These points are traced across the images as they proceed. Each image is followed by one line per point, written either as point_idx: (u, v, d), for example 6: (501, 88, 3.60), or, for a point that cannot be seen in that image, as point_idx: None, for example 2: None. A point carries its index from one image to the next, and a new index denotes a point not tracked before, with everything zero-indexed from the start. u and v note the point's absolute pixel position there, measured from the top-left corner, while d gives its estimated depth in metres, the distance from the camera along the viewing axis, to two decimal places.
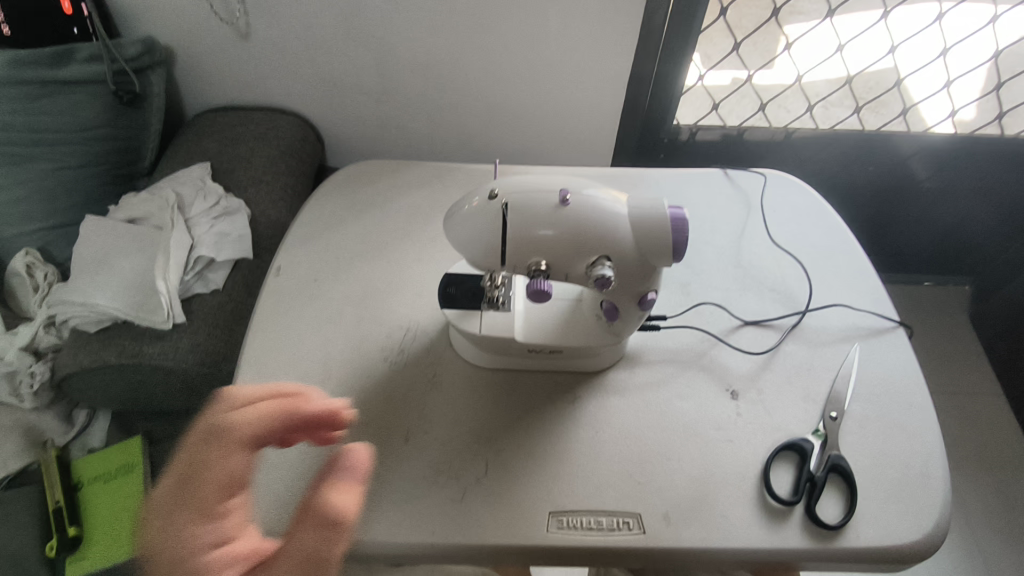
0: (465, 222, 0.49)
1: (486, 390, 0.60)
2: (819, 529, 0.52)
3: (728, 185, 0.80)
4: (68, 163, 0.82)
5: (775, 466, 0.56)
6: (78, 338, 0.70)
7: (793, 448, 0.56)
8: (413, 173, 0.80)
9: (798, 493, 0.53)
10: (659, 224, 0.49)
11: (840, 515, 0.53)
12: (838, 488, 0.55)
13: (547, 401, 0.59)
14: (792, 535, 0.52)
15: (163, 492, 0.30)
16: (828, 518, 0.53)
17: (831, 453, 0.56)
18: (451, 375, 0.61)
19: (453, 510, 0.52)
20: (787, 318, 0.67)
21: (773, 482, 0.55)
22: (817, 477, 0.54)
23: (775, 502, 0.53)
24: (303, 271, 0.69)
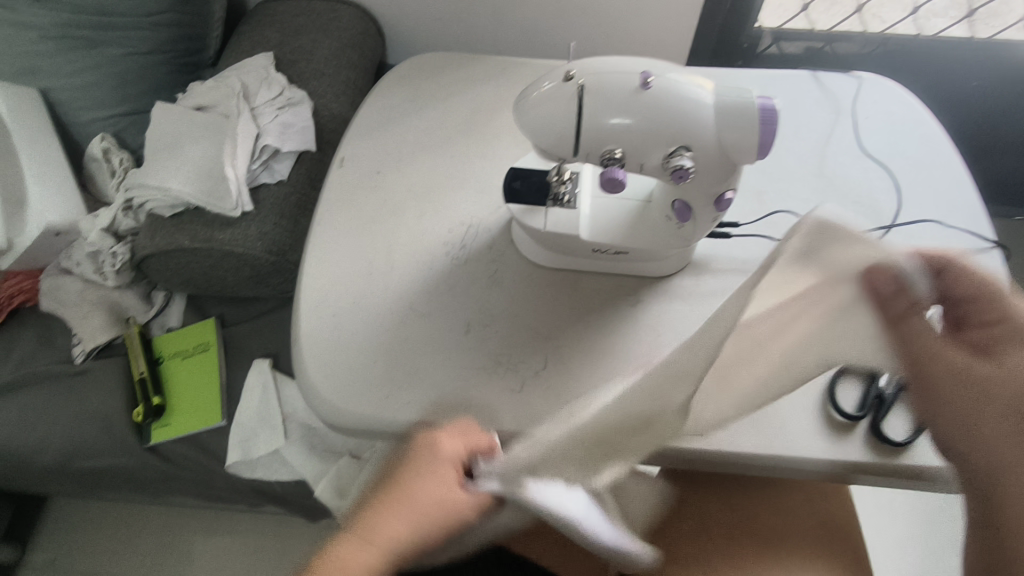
0: (538, 105, 0.46)
1: (546, 288, 0.59)
2: (882, 444, 0.51)
3: (818, 88, 0.74)
4: (137, 48, 0.83)
5: (841, 382, 0.54)
6: (155, 221, 0.72)
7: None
8: (478, 67, 0.76)
9: (864, 408, 0.52)
10: (747, 112, 0.45)
11: (908, 432, 0.51)
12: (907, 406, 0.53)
13: (607, 304, 0.58)
14: (853, 448, 0.50)
15: (346, 545, 0.43)
16: (894, 435, 0.51)
17: None
18: (511, 272, 0.60)
19: (511, 399, 0.53)
20: (870, 233, 0.63)
21: (839, 396, 0.53)
22: (886, 395, 0.52)
23: (839, 416, 0.52)
24: (366, 163, 0.68)
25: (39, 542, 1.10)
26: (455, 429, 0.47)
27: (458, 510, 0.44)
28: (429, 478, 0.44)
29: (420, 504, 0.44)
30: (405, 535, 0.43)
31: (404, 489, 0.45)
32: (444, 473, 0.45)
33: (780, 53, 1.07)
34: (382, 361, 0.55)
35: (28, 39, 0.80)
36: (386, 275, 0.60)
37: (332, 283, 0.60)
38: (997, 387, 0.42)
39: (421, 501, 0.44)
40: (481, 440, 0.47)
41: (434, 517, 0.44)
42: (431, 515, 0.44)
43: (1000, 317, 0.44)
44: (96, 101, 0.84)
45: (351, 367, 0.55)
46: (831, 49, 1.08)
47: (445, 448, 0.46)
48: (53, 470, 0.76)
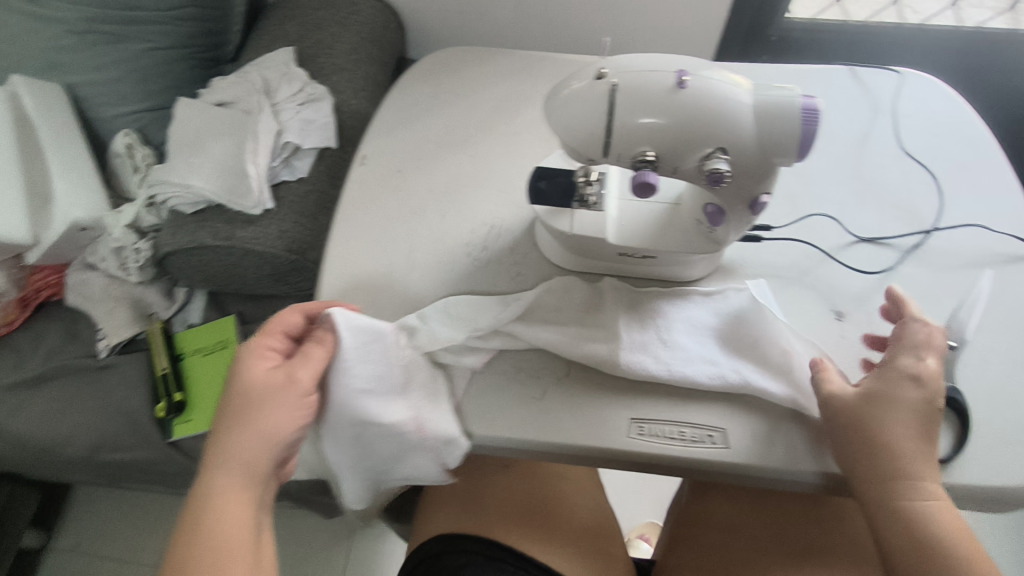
0: (568, 104, 0.44)
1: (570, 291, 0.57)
2: None
3: (854, 84, 0.71)
4: (159, 43, 0.82)
5: None
6: (177, 218, 0.72)
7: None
8: (500, 62, 0.75)
9: None
10: (787, 113, 0.43)
11: (949, 449, 0.49)
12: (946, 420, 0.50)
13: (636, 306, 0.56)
14: None
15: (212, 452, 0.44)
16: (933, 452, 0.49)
17: (945, 385, 0.51)
18: (535, 275, 0.59)
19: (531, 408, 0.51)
20: (909, 238, 0.60)
21: None
22: None
23: None
24: (388, 161, 0.67)
25: (64, 530, 1.12)
26: (270, 329, 0.47)
27: (303, 379, 0.45)
28: (250, 367, 0.45)
29: (249, 394, 0.44)
30: (280, 427, 0.44)
31: (236, 399, 0.44)
32: (252, 360, 0.46)
33: (813, 47, 1.03)
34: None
35: (52, 34, 0.80)
36: (406, 276, 0.59)
37: (352, 284, 0.59)
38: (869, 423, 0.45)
39: (261, 394, 0.44)
40: (292, 319, 0.48)
41: (276, 396, 0.44)
42: (277, 387, 0.44)
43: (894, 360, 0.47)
44: (120, 96, 0.84)
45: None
46: (867, 41, 1.03)
47: (263, 346, 0.46)
48: (76, 463, 0.77)
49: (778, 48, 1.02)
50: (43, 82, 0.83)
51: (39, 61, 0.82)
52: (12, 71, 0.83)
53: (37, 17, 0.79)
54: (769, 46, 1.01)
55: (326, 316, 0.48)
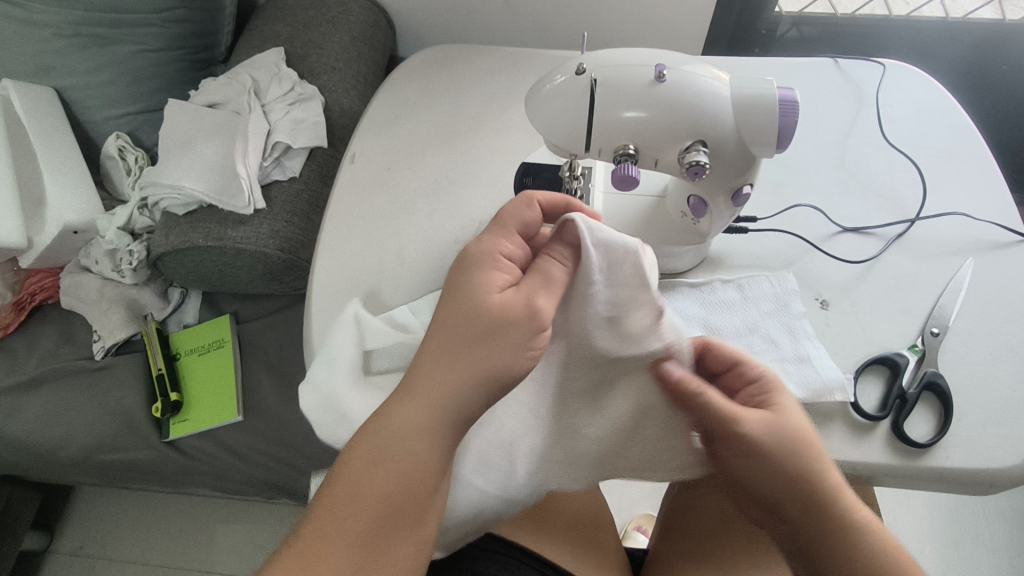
0: (550, 100, 0.45)
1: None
2: (905, 446, 0.49)
3: (839, 76, 0.71)
4: (149, 45, 0.82)
5: (861, 381, 0.53)
6: (169, 219, 0.73)
7: (883, 362, 0.53)
8: (489, 59, 0.75)
9: (886, 408, 0.50)
10: (766, 105, 0.43)
11: (931, 434, 0.50)
12: (929, 406, 0.51)
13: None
14: (874, 450, 0.49)
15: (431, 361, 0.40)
16: (916, 437, 0.50)
17: (928, 371, 0.52)
18: None
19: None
20: (894, 227, 0.61)
21: (859, 396, 0.51)
22: (909, 394, 0.50)
23: (860, 416, 0.50)
24: (377, 159, 0.68)
25: (65, 530, 1.13)
26: (469, 252, 0.44)
27: (549, 301, 0.42)
28: (484, 280, 0.42)
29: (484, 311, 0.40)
30: (454, 354, 0.39)
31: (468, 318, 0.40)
32: (466, 284, 0.41)
33: (801, 39, 1.04)
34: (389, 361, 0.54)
35: (42, 38, 0.80)
36: (396, 273, 0.60)
37: (342, 282, 0.59)
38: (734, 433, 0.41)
39: (461, 317, 0.40)
40: (530, 216, 0.46)
41: (504, 323, 0.40)
42: (504, 313, 0.40)
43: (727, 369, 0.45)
44: (111, 99, 0.85)
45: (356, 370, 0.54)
46: (855, 33, 1.04)
47: (494, 280, 0.42)
48: (74, 464, 0.78)
49: (766, 41, 1.03)
50: (34, 86, 0.83)
51: (30, 65, 0.83)
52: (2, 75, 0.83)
53: (26, 21, 0.79)
54: (757, 39, 1.02)
55: (564, 227, 0.44)
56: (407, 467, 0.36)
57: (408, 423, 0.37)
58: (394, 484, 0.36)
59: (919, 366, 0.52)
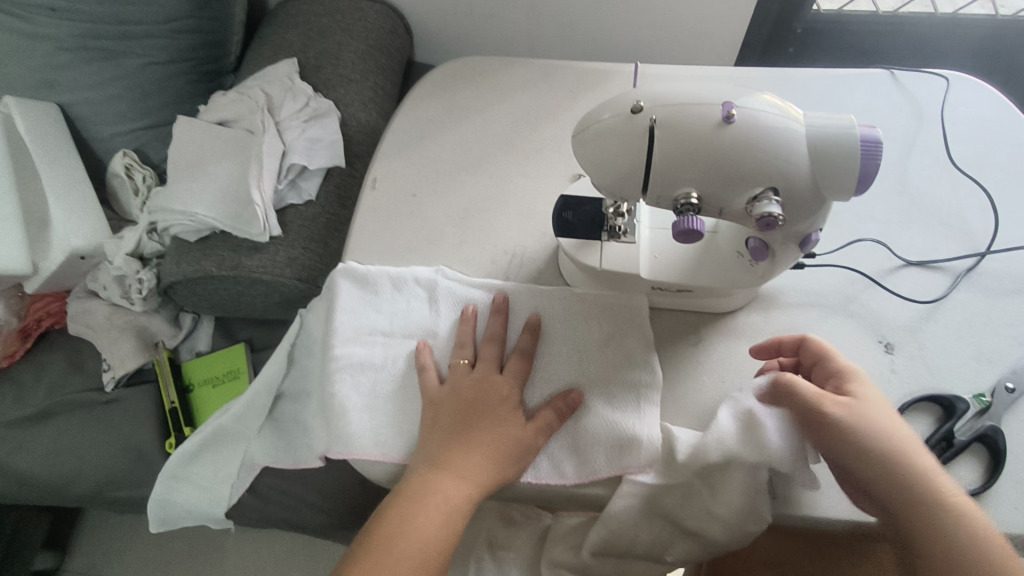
0: (601, 141, 0.40)
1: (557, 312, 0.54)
2: None
3: (896, 89, 0.66)
4: (157, 58, 0.78)
5: (910, 418, 0.49)
6: (180, 246, 0.69)
7: (937, 401, 0.49)
8: (517, 72, 0.70)
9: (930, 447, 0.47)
10: (845, 145, 0.39)
11: (974, 486, 0.46)
12: (978, 457, 0.47)
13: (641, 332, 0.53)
14: None
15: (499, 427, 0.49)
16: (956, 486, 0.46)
17: (987, 423, 0.48)
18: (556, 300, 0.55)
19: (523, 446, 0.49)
20: (961, 260, 0.56)
21: None
22: (957, 439, 0.47)
23: None
24: (401, 183, 0.63)
25: (77, 548, 1.11)
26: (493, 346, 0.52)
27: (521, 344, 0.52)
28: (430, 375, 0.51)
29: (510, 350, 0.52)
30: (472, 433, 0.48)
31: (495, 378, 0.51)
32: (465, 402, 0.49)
33: (840, 40, 0.98)
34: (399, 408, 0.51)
35: (42, 50, 0.76)
36: (424, 310, 0.55)
37: (365, 321, 0.55)
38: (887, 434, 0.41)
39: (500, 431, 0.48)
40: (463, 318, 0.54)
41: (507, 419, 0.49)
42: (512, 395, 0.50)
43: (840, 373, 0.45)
44: (117, 114, 0.80)
45: (365, 421, 0.51)
46: (898, 33, 0.98)
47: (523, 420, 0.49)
48: (86, 501, 0.74)
49: (803, 40, 0.98)
50: (36, 102, 0.79)
51: (31, 79, 0.78)
52: (5, 91, 0.79)
53: (27, 34, 0.75)
54: (792, 39, 0.97)
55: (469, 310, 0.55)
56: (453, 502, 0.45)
57: (452, 493, 0.45)
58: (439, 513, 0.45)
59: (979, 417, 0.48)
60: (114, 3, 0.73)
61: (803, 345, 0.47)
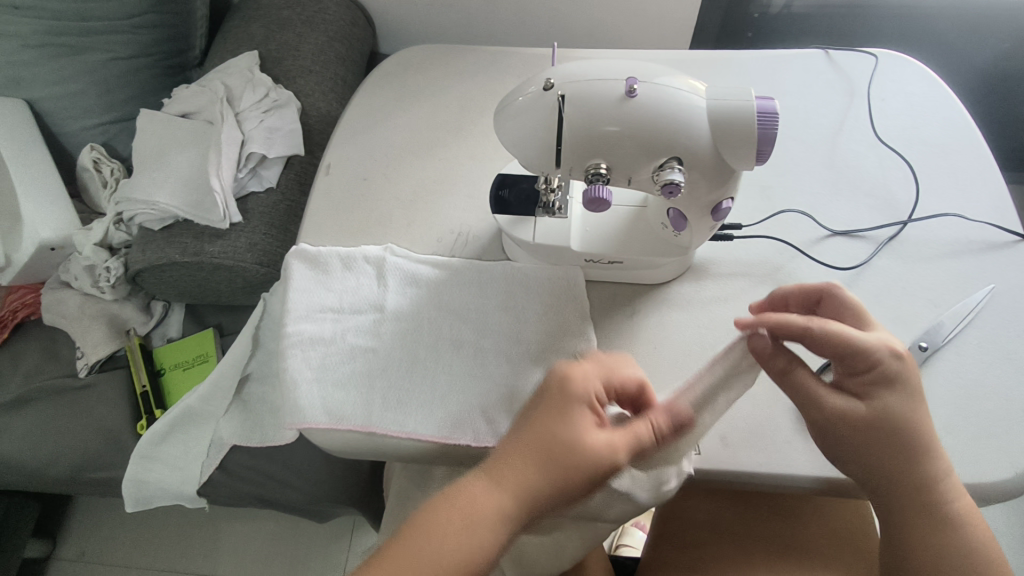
0: (518, 117, 0.43)
1: (497, 287, 0.57)
2: None
3: (830, 68, 0.69)
4: (121, 53, 0.80)
5: None
6: (145, 234, 0.71)
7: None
8: (467, 59, 0.73)
9: None
10: (743, 115, 0.41)
11: None
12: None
13: (579, 302, 0.56)
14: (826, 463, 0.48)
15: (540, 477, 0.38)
16: None
17: None
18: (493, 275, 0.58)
19: (470, 413, 0.52)
20: (884, 229, 0.59)
21: None
22: None
23: None
24: (352, 168, 0.66)
25: (66, 537, 1.14)
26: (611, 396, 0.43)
27: (594, 371, 0.43)
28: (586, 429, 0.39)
29: (579, 393, 0.41)
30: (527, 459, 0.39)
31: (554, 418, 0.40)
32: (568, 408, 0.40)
33: (796, 24, 1.01)
34: (346, 379, 0.54)
35: (10, 48, 0.78)
36: (372, 287, 0.58)
37: (315, 300, 0.58)
38: (887, 426, 0.40)
39: (552, 436, 0.39)
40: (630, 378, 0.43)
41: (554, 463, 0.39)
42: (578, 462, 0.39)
43: (868, 360, 0.40)
44: (85, 110, 0.83)
45: (314, 392, 0.53)
46: (850, 17, 1.01)
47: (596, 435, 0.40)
48: (64, 483, 0.77)
49: (759, 26, 1.00)
50: (6, 99, 0.81)
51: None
52: None
53: None
54: (749, 24, 0.99)
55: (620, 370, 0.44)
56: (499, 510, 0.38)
57: (490, 508, 0.38)
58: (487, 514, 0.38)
59: None
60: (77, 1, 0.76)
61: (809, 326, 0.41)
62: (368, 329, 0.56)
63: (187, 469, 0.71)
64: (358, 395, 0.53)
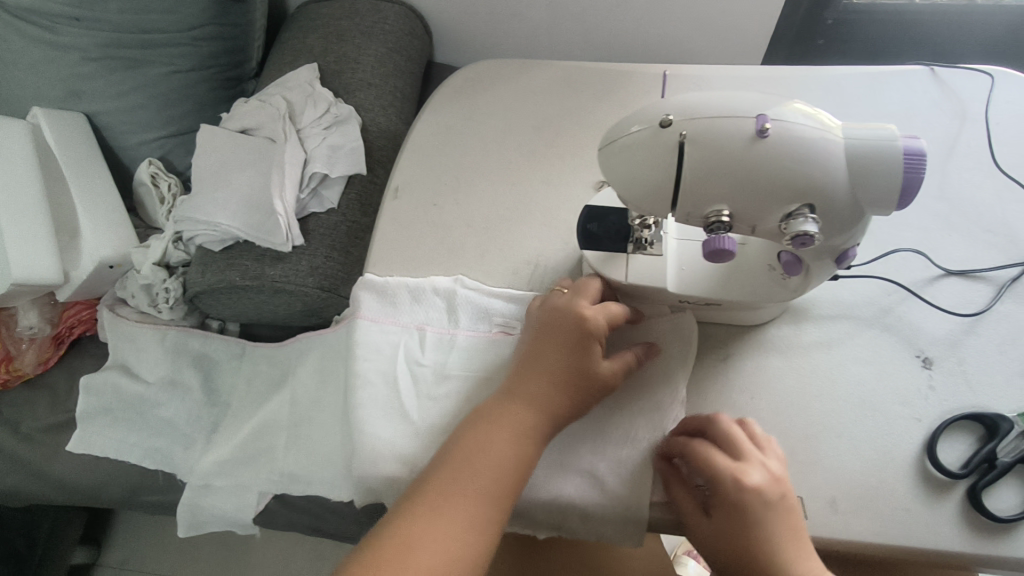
0: (630, 156, 0.39)
1: None
2: (982, 519, 0.45)
3: (935, 87, 0.63)
4: (180, 66, 0.79)
5: (947, 435, 0.48)
6: (205, 255, 0.70)
7: (979, 420, 0.48)
8: (539, 75, 0.69)
9: (970, 468, 0.46)
10: (885, 159, 0.37)
11: (1017, 507, 0.45)
12: (1021, 479, 0.46)
13: (683, 347, 0.51)
14: (945, 532, 0.45)
15: None
16: (999, 509, 0.45)
17: None
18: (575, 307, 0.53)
19: (554, 463, 0.48)
20: (1005, 270, 0.54)
21: (939, 452, 0.47)
22: (999, 461, 0.46)
23: (940, 474, 0.46)
24: (422, 192, 0.63)
25: (112, 543, 1.13)
26: None
27: None
28: None
29: None
30: None
31: None
32: None
33: (874, 31, 0.95)
34: (420, 422, 0.51)
35: (69, 61, 0.77)
36: (442, 325, 0.55)
37: (385, 335, 0.55)
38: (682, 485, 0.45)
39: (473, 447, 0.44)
40: None
41: None
42: None
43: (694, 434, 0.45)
44: (142, 123, 0.81)
45: (391, 434, 0.51)
46: (933, 24, 0.94)
47: None
48: (119, 502, 0.77)
49: (834, 32, 0.94)
50: (62, 112, 0.80)
51: (58, 90, 0.79)
52: (31, 101, 0.80)
53: (53, 44, 0.75)
54: (823, 30, 0.93)
55: None
56: (494, 469, 0.44)
57: None
58: (493, 463, 0.44)
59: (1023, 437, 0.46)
60: (137, 12, 0.74)
61: (711, 422, 0.45)
62: (438, 364, 0.53)
63: (244, 497, 0.69)
64: (435, 437, 0.50)
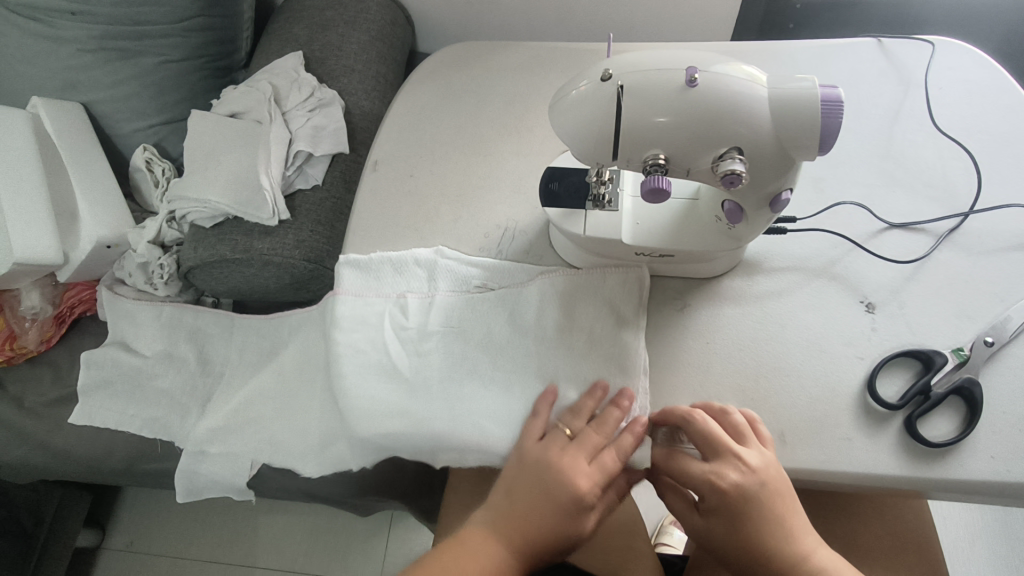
0: (574, 109, 0.43)
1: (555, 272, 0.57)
2: (918, 445, 0.48)
3: (882, 56, 0.67)
4: (171, 56, 0.83)
5: (887, 373, 0.51)
6: (197, 232, 0.73)
7: (916, 356, 0.51)
8: (510, 55, 0.73)
9: (907, 399, 0.49)
10: (807, 104, 0.40)
11: (951, 435, 0.48)
12: (955, 410, 0.49)
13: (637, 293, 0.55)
14: (884, 460, 0.48)
15: None
16: (935, 437, 0.49)
17: (964, 375, 0.49)
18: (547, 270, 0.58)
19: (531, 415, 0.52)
20: (944, 221, 0.57)
21: (879, 387, 0.51)
22: (933, 392, 0.49)
23: (879, 406, 0.49)
24: (400, 165, 0.66)
25: (115, 525, 1.17)
26: None
27: None
28: None
29: None
30: None
31: None
32: None
33: (837, 13, 0.98)
34: (411, 378, 0.55)
35: (66, 53, 0.81)
36: (423, 291, 0.58)
37: (367, 306, 0.58)
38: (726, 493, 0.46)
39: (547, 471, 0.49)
40: None
41: None
42: None
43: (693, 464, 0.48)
44: (136, 112, 0.85)
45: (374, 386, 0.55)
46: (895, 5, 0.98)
47: None
48: (119, 471, 0.81)
49: (800, 16, 0.98)
50: (62, 102, 0.84)
51: (57, 81, 0.83)
52: (31, 92, 0.84)
53: (51, 37, 0.80)
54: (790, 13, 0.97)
55: None
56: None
57: None
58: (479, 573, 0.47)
59: (955, 370, 0.49)
60: (129, 5, 0.78)
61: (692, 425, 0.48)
62: (420, 325, 0.57)
63: (237, 462, 0.73)
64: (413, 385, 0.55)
